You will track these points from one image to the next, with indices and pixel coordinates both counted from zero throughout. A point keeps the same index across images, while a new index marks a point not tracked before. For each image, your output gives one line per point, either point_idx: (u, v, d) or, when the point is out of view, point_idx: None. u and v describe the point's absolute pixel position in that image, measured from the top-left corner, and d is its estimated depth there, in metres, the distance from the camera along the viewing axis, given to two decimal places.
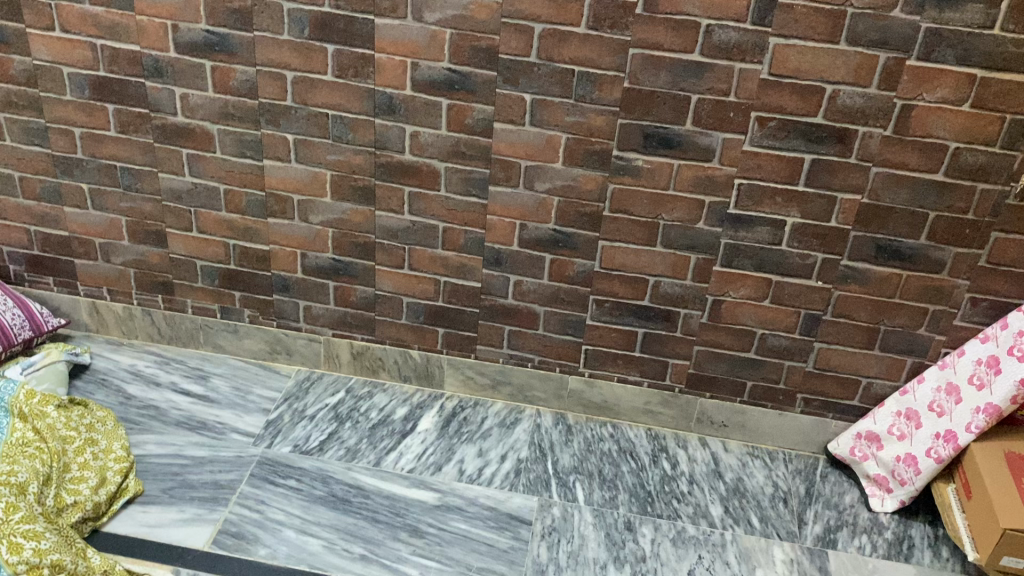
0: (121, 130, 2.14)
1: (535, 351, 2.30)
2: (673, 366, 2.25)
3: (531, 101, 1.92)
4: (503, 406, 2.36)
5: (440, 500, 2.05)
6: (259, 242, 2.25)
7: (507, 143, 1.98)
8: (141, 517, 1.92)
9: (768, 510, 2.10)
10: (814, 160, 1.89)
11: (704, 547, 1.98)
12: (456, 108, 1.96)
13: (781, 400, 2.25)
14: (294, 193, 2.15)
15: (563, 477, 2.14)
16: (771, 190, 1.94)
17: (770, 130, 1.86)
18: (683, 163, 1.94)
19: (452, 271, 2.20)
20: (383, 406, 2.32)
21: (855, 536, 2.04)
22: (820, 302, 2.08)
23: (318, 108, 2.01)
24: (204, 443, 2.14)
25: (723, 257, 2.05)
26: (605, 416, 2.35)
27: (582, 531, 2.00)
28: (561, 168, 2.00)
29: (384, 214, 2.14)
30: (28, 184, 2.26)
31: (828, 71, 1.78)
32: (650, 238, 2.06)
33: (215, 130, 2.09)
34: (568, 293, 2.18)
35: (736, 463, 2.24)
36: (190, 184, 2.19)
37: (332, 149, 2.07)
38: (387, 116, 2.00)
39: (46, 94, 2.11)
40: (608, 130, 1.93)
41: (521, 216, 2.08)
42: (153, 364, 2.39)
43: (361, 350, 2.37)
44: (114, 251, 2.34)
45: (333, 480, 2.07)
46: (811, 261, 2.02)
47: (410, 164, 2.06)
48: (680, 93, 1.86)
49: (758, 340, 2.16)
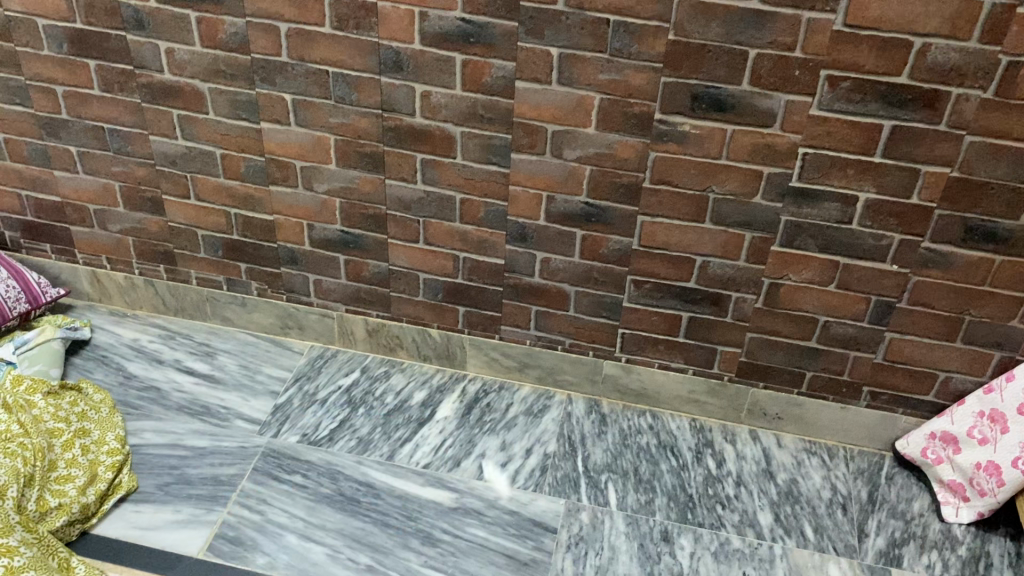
0: (105, 88, 1.93)
1: (566, 333, 2.06)
2: (722, 353, 1.99)
3: (558, 56, 1.64)
4: (531, 391, 2.15)
5: (457, 502, 1.86)
6: (262, 211, 2.04)
7: (531, 105, 1.71)
8: (133, 518, 1.78)
9: (824, 519, 1.87)
10: (895, 127, 1.58)
11: (750, 563, 1.77)
12: (471, 64, 1.69)
13: (845, 392, 1.99)
14: (296, 159, 1.92)
15: (594, 476, 1.94)
16: (842, 161, 1.64)
17: (842, 92, 1.56)
18: (738, 129, 1.65)
19: (473, 247, 1.97)
20: (400, 389, 2.13)
21: (923, 553, 1.80)
22: (894, 289, 1.79)
23: (317, 64, 1.76)
24: (206, 431, 1.98)
25: (784, 236, 1.77)
26: (644, 404, 2.13)
27: (612, 542, 1.80)
28: (594, 134, 1.72)
29: (395, 183, 1.90)
30: (14, 146, 2.08)
31: (918, 21, 1.46)
32: (698, 214, 1.78)
33: (205, 89, 1.86)
34: (602, 273, 1.93)
35: (790, 461, 2.00)
36: (184, 148, 1.97)
37: (334, 111, 1.82)
38: (394, 74, 1.74)
39: (22, 49, 1.90)
40: (650, 90, 1.64)
41: (549, 187, 1.82)
42: (157, 339, 2.22)
43: (377, 328, 2.17)
44: (110, 218, 2.16)
45: (342, 477, 1.90)
46: (886, 243, 1.73)
47: (421, 128, 1.81)
48: (735, 47, 1.56)
49: (820, 328, 1.89)
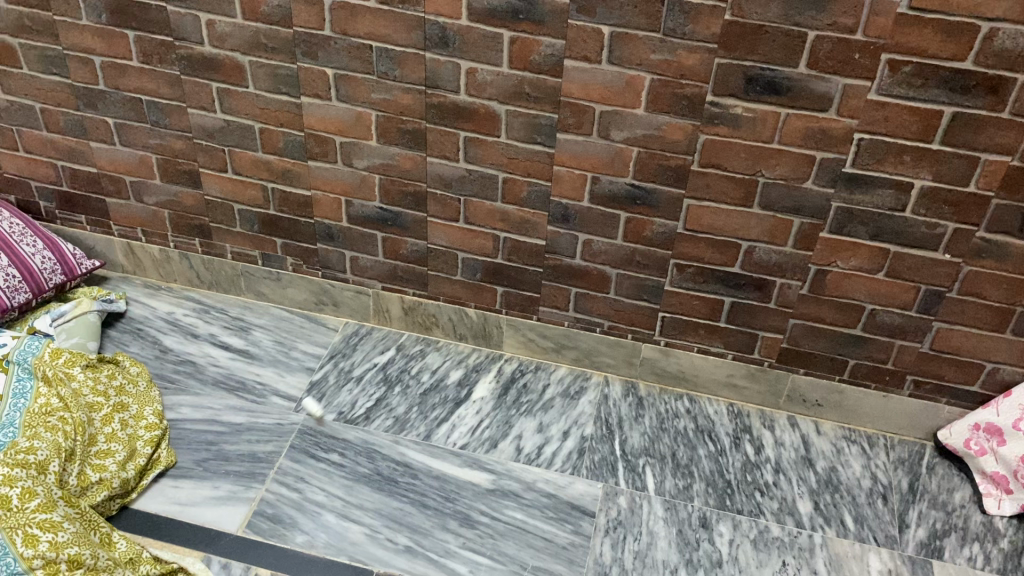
0: (143, 60, 1.90)
1: (605, 315, 2.04)
2: (764, 339, 1.97)
3: (609, 35, 1.60)
4: (567, 372, 2.14)
5: (495, 483, 1.86)
6: (300, 186, 2.02)
7: (579, 84, 1.67)
8: (172, 494, 1.78)
9: (864, 508, 1.85)
10: (956, 114, 1.54)
11: (789, 551, 1.75)
12: (520, 41, 1.66)
13: (887, 381, 1.96)
14: (336, 135, 1.89)
15: (632, 460, 1.93)
16: (898, 147, 1.60)
17: (903, 77, 1.52)
18: (792, 113, 1.60)
19: (513, 226, 1.94)
20: (436, 368, 2.12)
21: (964, 545, 1.78)
22: (945, 278, 1.76)
23: (360, 39, 1.73)
24: (243, 407, 1.98)
25: (834, 223, 1.73)
26: (681, 388, 2.11)
27: (651, 528, 1.79)
28: (643, 115, 1.68)
29: (436, 161, 1.88)
30: (50, 117, 2.06)
31: (986, 5, 1.42)
32: (746, 198, 1.74)
33: (245, 62, 1.83)
34: (645, 256, 1.90)
35: (829, 449, 1.98)
36: (222, 121, 1.94)
37: (377, 86, 1.79)
38: (439, 50, 1.71)
39: (60, 18, 1.87)
40: (703, 71, 1.60)
41: (594, 167, 1.79)
42: (192, 313, 2.22)
43: (413, 306, 2.16)
44: (146, 190, 2.14)
45: (378, 456, 1.90)
46: (940, 232, 1.69)
47: (465, 106, 1.77)
48: (794, 29, 1.51)
49: (866, 316, 1.86)
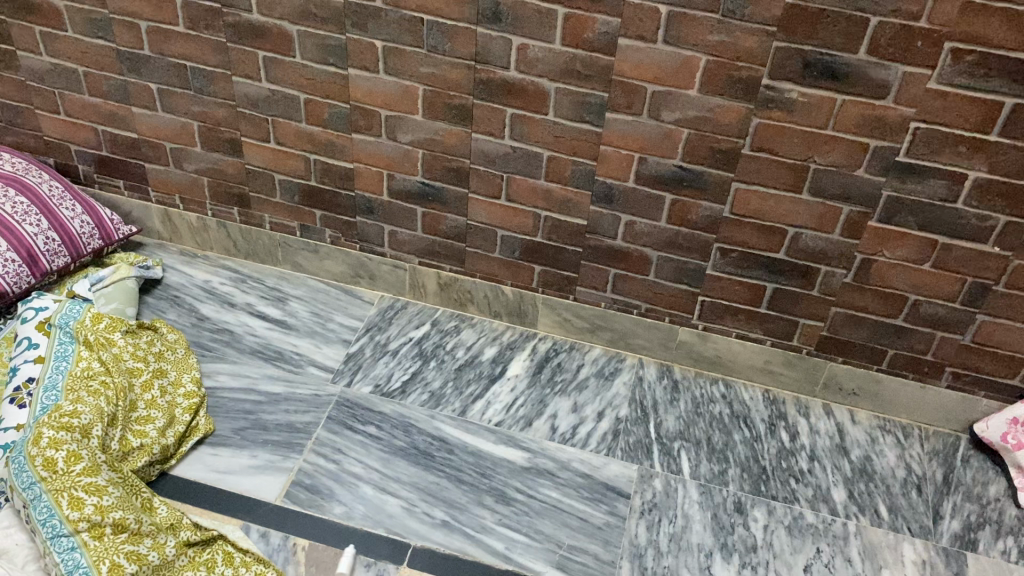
0: (190, 26, 1.89)
1: (643, 298, 2.04)
2: (804, 327, 1.96)
3: (666, 14, 1.58)
4: (602, 353, 2.14)
5: (531, 461, 1.86)
6: (341, 158, 2.01)
7: (632, 64, 1.66)
8: (211, 461, 1.79)
9: (898, 498, 1.85)
10: (1017, 106, 1.52)
11: (824, 539, 1.76)
12: (574, 18, 1.64)
13: (926, 372, 1.96)
14: (382, 108, 1.88)
15: (667, 444, 1.93)
16: (955, 137, 1.58)
17: (965, 66, 1.50)
18: (849, 99, 1.58)
19: (556, 205, 1.93)
20: (470, 345, 2.12)
21: (999, 538, 1.78)
22: (992, 271, 1.74)
23: (412, 12, 1.72)
24: (280, 377, 1.98)
25: (883, 212, 1.72)
26: (716, 372, 2.11)
27: (686, 511, 1.79)
28: (695, 97, 1.67)
29: (481, 137, 1.86)
30: (92, 81, 2.05)
31: None
32: (795, 184, 1.73)
33: (294, 32, 1.82)
34: (688, 239, 1.89)
35: (864, 438, 1.98)
36: (267, 91, 1.93)
37: (425, 60, 1.78)
38: (491, 25, 1.69)
39: None
40: (760, 54, 1.58)
41: (641, 148, 1.77)
42: (228, 282, 2.22)
43: (449, 282, 2.16)
44: (186, 157, 2.14)
45: (415, 430, 1.90)
46: (990, 224, 1.68)
47: (514, 82, 1.76)
48: (856, 14, 1.49)
49: (909, 306, 1.86)
